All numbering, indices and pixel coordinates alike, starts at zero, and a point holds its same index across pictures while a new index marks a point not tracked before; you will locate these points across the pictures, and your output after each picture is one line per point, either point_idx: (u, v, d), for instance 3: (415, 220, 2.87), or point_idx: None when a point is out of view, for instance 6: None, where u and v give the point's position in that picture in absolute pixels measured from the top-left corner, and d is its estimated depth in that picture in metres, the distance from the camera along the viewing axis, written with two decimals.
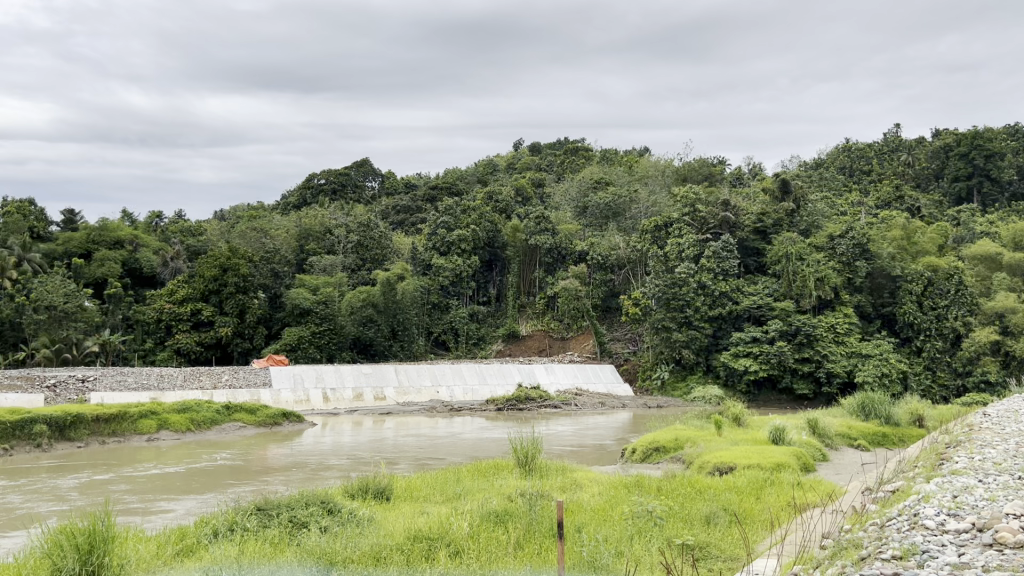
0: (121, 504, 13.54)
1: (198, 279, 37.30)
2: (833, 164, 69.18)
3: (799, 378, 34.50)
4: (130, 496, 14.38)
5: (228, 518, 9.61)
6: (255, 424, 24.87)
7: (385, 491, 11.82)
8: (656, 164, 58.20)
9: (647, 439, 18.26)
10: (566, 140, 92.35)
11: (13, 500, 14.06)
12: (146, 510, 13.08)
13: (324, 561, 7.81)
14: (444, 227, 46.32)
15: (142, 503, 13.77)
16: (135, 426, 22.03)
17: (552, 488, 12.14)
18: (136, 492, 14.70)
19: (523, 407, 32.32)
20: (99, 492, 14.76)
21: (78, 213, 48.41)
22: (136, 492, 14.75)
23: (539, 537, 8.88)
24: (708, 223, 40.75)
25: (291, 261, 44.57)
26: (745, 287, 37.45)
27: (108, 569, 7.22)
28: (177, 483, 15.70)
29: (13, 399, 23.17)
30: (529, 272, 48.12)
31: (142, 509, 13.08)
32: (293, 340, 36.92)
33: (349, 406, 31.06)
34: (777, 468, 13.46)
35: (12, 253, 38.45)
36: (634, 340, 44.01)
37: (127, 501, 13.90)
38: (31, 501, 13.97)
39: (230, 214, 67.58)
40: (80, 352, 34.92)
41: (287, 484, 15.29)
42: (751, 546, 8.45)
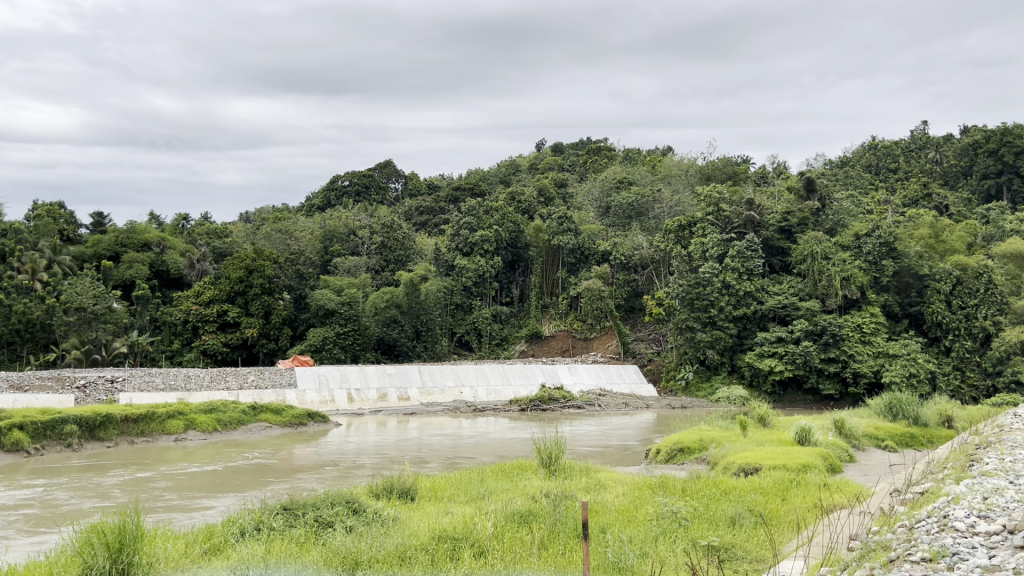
0: (160, 501, 13.74)
1: (224, 281, 37.65)
2: (859, 163, 68.41)
3: (826, 378, 34.12)
4: (168, 493, 14.61)
5: (255, 518, 9.69)
6: (281, 424, 25.07)
7: (410, 492, 11.90)
8: (680, 163, 57.90)
9: (672, 439, 18.22)
10: (588, 140, 92.30)
11: (57, 496, 14.34)
12: (186, 506, 13.29)
13: (349, 562, 7.85)
14: (467, 228, 46.38)
15: (180, 500, 13.97)
16: (164, 426, 22.28)
17: (576, 488, 12.18)
18: (172, 489, 14.93)
19: (547, 408, 32.32)
20: (137, 489, 15.01)
21: (106, 216, 49.03)
22: (173, 489, 14.97)
23: (564, 537, 8.89)
24: (733, 221, 40.10)
25: (316, 262, 45.00)
26: (770, 287, 37.07)
27: (137, 567, 7.36)
28: (212, 481, 15.92)
29: (44, 400, 23.58)
30: (552, 273, 48.00)
31: (182, 506, 13.28)
32: (318, 340, 37.22)
33: (374, 407, 31.24)
34: (804, 468, 13.41)
35: (43, 256, 39.03)
36: (658, 340, 43.65)
37: (164, 498, 14.12)
38: (75, 497, 14.25)
39: (255, 215, 68.31)
40: (110, 353, 35.45)
41: (320, 482, 15.38)
42: (777, 546, 8.43)
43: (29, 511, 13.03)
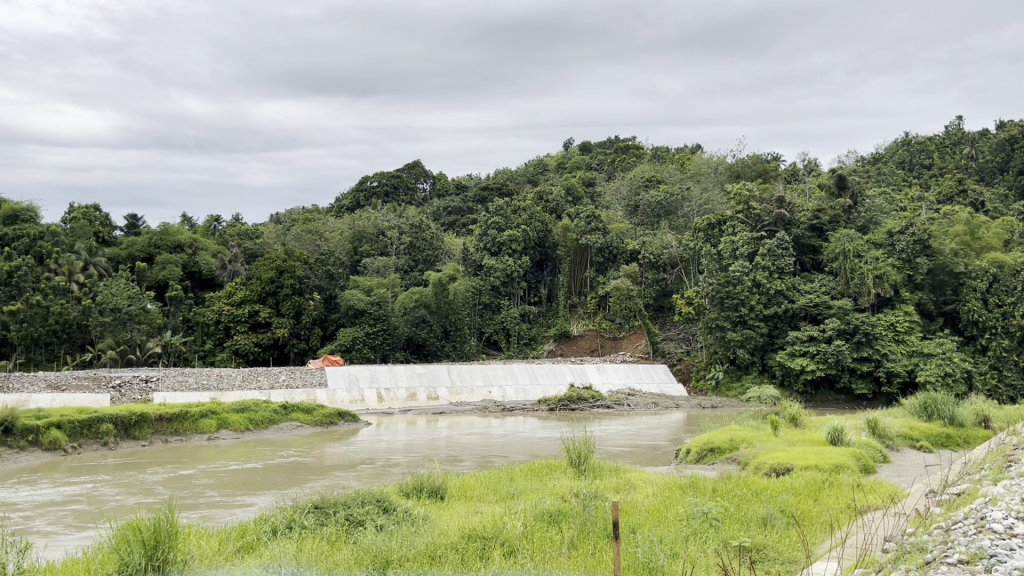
0: (201, 498, 13.97)
1: (256, 281, 38.13)
2: (892, 160, 67.40)
3: (858, 378, 33.72)
4: (210, 490, 14.84)
5: (287, 516, 9.80)
6: (311, 424, 25.24)
7: (439, 490, 11.95)
8: (709, 161, 57.57)
9: (702, 439, 18.08)
10: (616, 139, 92.03)
11: (102, 492, 14.65)
12: (229, 503, 13.53)
13: (380, 560, 7.88)
14: (495, 227, 46.38)
15: (221, 496, 14.18)
16: (196, 426, 22.53)
17: (606, 488, 12.13)
18: (214, 486, 15.14)
19: (575, 408, 32.23)
20: (179, 485, 15.27)
21: (140, 218, 49.75)
22: (215, 486, 15.21)
23: (593, 537, 8.86)
24: (763, 220, 40.07)
25: (346, 263, 45.40)
26: (801, 285, 36.69)
27: (172, 563, 7.45)
28: (250, 478, 16.15)
29: (80, 399, 23.96)
30: (580, 273, 47.88)
31: (225, 503, 13.52)
32: (347, 340, 37.47)
33: (403, 406, 31.34)
34: (837, 469, 13.26)
35: (80, 258, 39.77)
36: (687, 340, 43.32)
37: (205, 495, 14.34)
38: (119, 493, 14.54)
39: (286, 216, 68.95)
40: (144, 353, 36.04)
41: (358, 480, 15.51)
42: (810, 548, 8.34)
43: (77, 507, 13.31)
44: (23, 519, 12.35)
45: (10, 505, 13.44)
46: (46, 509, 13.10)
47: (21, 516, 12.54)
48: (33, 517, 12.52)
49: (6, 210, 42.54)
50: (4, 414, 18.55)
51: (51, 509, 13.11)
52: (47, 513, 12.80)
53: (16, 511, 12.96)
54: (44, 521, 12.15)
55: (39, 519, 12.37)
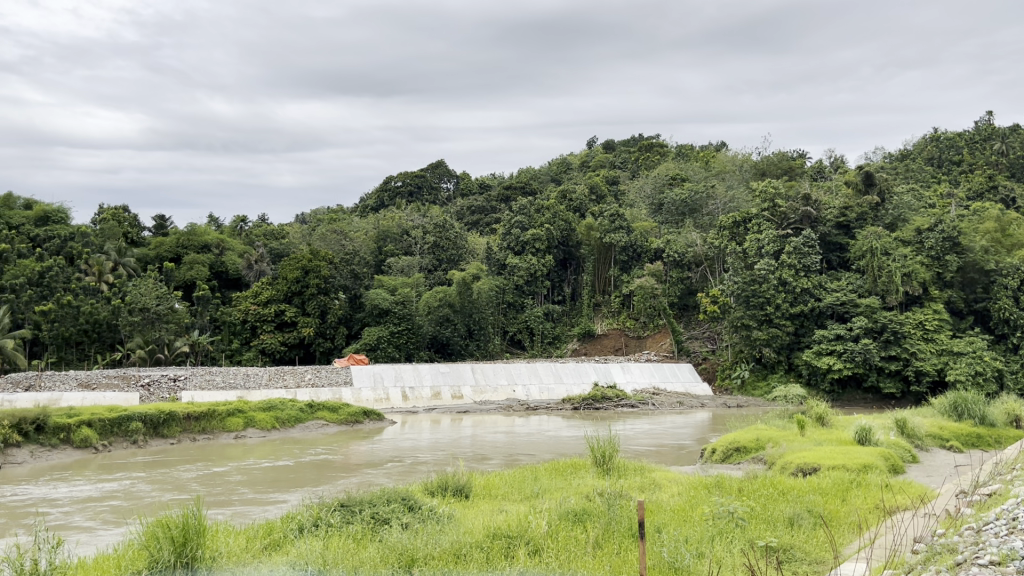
0: (233, 495, 14.12)
1: (282, 281, 38.42)
2: (920, 156, 66.55)
3: (887, 377, 33.34)
4: (243, 487, 14.99)
5: (313, 514, 9.87)
6: (337, 423, 25.40)
7: (464, 489, 11.98)
8: (734, 158, 57.23)
9: (728, 438, 17.95)
10: (640, 138, 91.73)
11: (138, 488, 14.87)
12: (261, 500, 13.70)
13: (406, 559, 7.92)
14: (519, 227, 46.46)
15: (254, 493, 14.35)
16: (223, 424, 22.76)
17: (630, 488, 12.05)
18: (247, 484, 15.32)
19: (599, 407, 32.12)
20: (213, 482, 15.47)
21: (168, 218, 50.30)
22: (247, 482, 15.39)
23: (618, 537, 8.82)
24: (789, 218, 39.86)
25: (370, 262, 45.68)
26: (828, 283, 36.37)
27: (200, 560, 7.52)
28: (281, 475, 16.31)
29: (111, 398, 24.31)
30: (604, 271, 47.76)
31: (258, 500, 13.70)
32: (372, 340, 37.69)
33: (428, 405, 31.43)
34: (865, 468, 13.14)
35: (110, 258, 40.30)
36: (712, 339, 43.02)
37: (238, 492, 14.51)
38: (154, 489, 14.74)
39: (312, 217, 69.43)
40: (172, 352, 36.53)
41: (387, 478, 15.62)
42: (838, 548, 8.27)
43: (114, 502, 13.53)
44: (62, 514, 12.58)
45: (51, 501, 13.71)
46: (86, 505, 13.35)
47: (61, 512, 12.80)
48: (73, 512, 12.79)
49: (38, 211, 43.22)
50: (37, 412, 18.82)
51: (90, 505, 13.34)
52: (85, 509, 13.05)
53: (58, 507, 13.22)
54: (83, 517, 12.37)
55: (78, 514, 12.62)
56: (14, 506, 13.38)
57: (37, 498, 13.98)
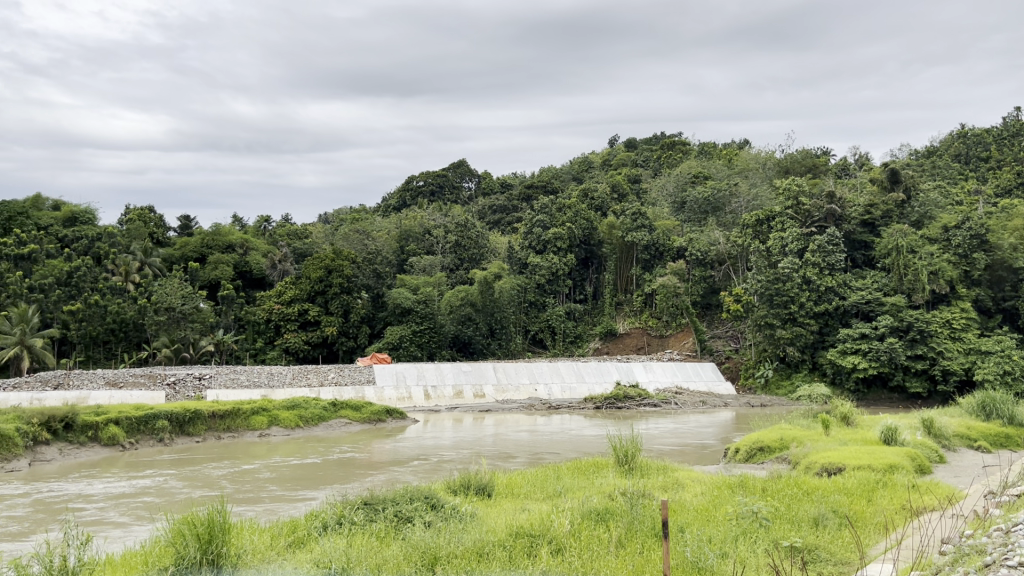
0: (262, 492, 14.27)
1: (305, 280, 38.70)
2: (946, 153, 65.70)
3: (913, 376, 32.98)
4: (271, 484, 15.14)
5: (337, 512, 9.94)
6: (360, 421, 25.55)
7: (486, 488, 12.03)
8: (757, 156, 56.82)
9: (751, 438, 17.83)
10: (663, 135, 91.30)
11: (169, 484, 15.05)
12: (290, 496, 13.83)
13: (429, 557, 7.94)
14: (540, 226, 46.55)
15: (282, 490, 14.49)
16: (248, 422, 22.94)
17: (653, 488, 11.99)
18: (275, 480, 15.47)
19: (621, 406, 32.05)
20: (242, 479, 15.62)
21: (193, 219, 50.78)
22: (275, 480, 15.53)
23: (641, 536, 8.78)
24: (813, 215, 39.50)
25: (392, 262, 45.93)
26: (852, 282, 36.07)
27: (226, 558, 7.59)
28: (308, 472, 16.45)
29: (137, 396, 24.61)
30: (626, 270, 47.54)
31: (287, 497, 13.83)
32: (394, 339, 37.87)
33: (450, 403, 31.52)
34: (890, 469, 12.99)
35: (136, 258, 40.71)
36: (735, 337, 42.73)
37: (266, 489, 14.65)
38: (186, 486, 14.91)
39: (335, 216, 69.80)
40: (197, 351, 36.91)
41: (413, 476, 15.68)
42: (863, 550, 8.18)
43: (147, 498, 13.70)
44: (97, 510, 12.78)
45: (86, 497, 13.93)
46: (120, 501, 13.53)
47: (96, 508, 12.97)
48: (108, 508, 12.97)
49: (65, 212, 43.95)
50: (65, 410, 19.11)
51: (123, 501, 13.53)
52: (120, 505, 13.22)
53: (93, 502, 13.43)
54: (116, 513, 12.55)
55: (113, 510, 12.79)
56: (51, 501, 13.61)
57: (73, 494, 14.20)
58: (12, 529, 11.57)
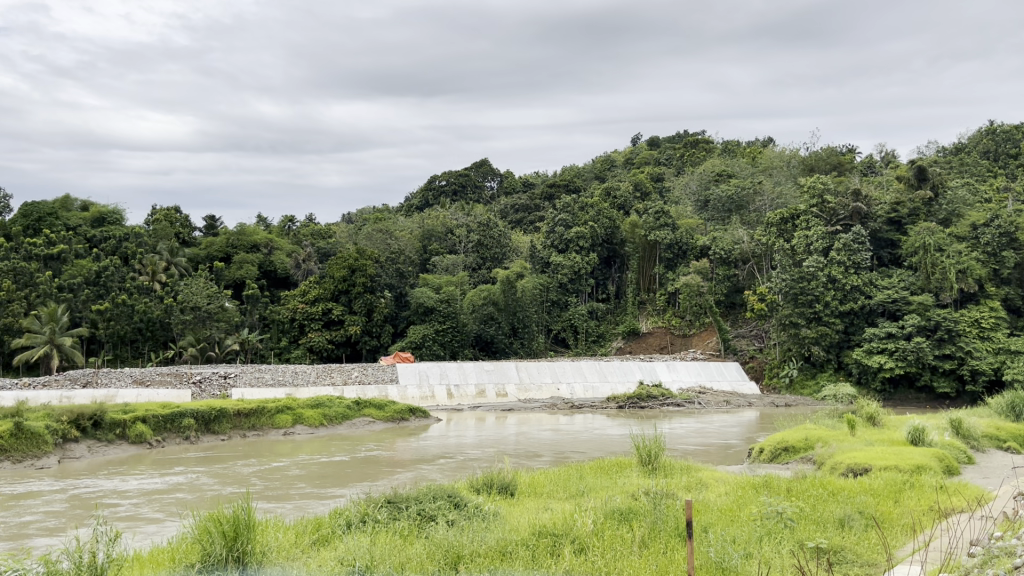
0: (291, 489, 14.35)
1: (329, 280, 38.97)
2: (975, 149, 64.78)
3: (941, 375, 32.59)
4: (300, 481, 15.23)
5: (361, 510, 9.97)
6: (383, 420, 25.66)
7: (509, 487, 12.05)
8: (781, 154, 56.37)
9: (775, 438, 17.70)
10: (686, 133, 90.84)
11: (202, 481, 15.21)
12: (319, 494, 13.94)
13: (453, 555, 7.97)
14: (563, 224, 46.64)
15: (311, 488, 14.59)
16: (272, 421, 23.10)
17: (676, 488, 11.95)
18: (303, 477, 15.57)
19: (644, 406, 31.96)
20: (271, 476, 15.74)
21: (218, 219, 51.25)
22: (303, 477, 15.64)
23: (664, 536, 8.75)
24: (839, 213, 39.11)
25: (415, 261, 46.21)
26: (878, 281, 35.73)
27: (251, 555, 7.65)
28: (337, 470, 16.53)
29: (164, 395, 24.88)
30: (650, 269, 46.89)
31: (316, 494, 13.91)
32: (417, 338, 38.00)
33: (472, 402, 31.56)
34: (918, 470, 12.82)
35: (162, 258, 41.07)
36: (760, 336, 42.37)
37: (296, 486, 14.77)
38: (217, 483, 15.06)
39: (358, 216, 70.11)
40: (223, 350, 37.23)
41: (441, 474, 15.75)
42: (890, 551, 8.09)
43: (180, 495, 13.84)
44: (132, 506, 12.92)
45: (121, 493, 14.10)
46: (154, 497, 13.68)
47: (130, 504, 13.12)
48: (142, 504, 13.13)
49: (93, 213, 44.63)
50: (94, 408, 19.34)
51: (157, 497, 13.68)
52: (153, 501, 13.36)
53: (127, 499, 13.58)
54: (149, 509, 12.69)
55: (146, 506, 12.92)
56: (87, 497, 13.82)
57: (108, 490, 14.40)
58: (49, 525, 11.72)
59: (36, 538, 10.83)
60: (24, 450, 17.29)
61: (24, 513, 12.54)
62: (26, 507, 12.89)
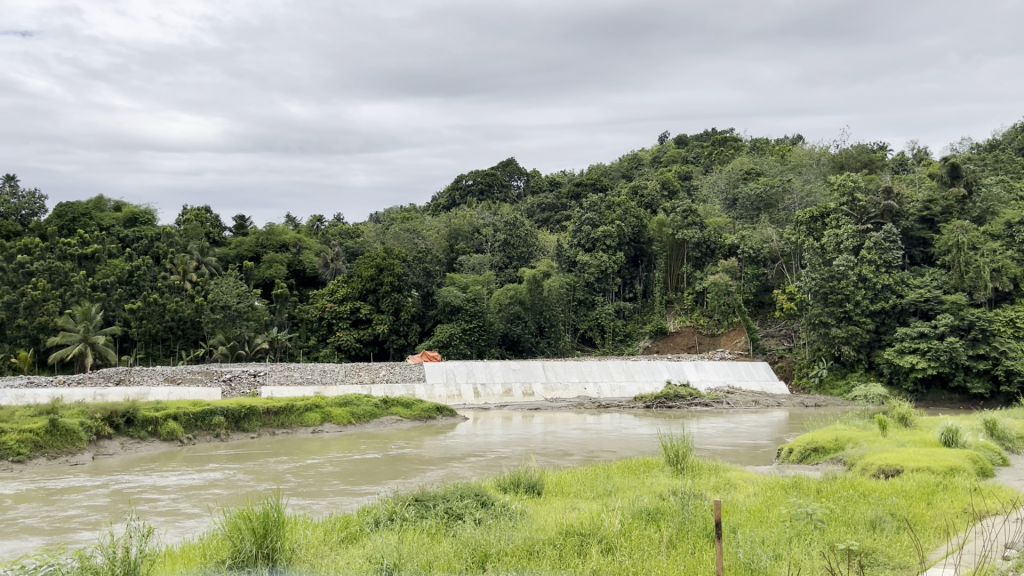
0: (324, 486, 14.48)
1: (357, 279, 39.22)
2: (1010, 146, 63.64)
3: (974, 376, 32.11)
4: (333, 478, 15.37)
5: (389, 508, 10.03)
6: (411, 418, 25.80)
7: (536, 486, 12.05)
8: (811, 152, 55.81)
9: (806, 438, 17.55)
10: (715, 131, 90.11)
11: (238, 477, 15.40)
12: (353, 491, 14.04)
13: (480, 554, 8.00)
14: (589, 223, 46.52)
15: (344, 485, 14.69)
16: (301, 419, 23.31)
17: (705, 488, 11.90)
18: (336, 474, 15.71)
19: (672, 405, 31.82)
20: (304, 473, 15.90)
21: (248, 219, 51.77)
22: (336, 474, 15.78)
23: (693, 537, 8.71)
24: (869, 212, 38.66)
25: (442, 261, 46.32)
26: (910, 279, 35.24)
27: (281, 552, 7.71)
28: (370, 468, 16.61)
29: (196, 392, 25.22)
30: (676, 268, 46.97)
31: (349, 490, 14.04)
32: (444, 337, 38.17)
33: (499, 402, 31.58)
34: (951, 472, 12.61)
35: (193, 258, 41.54)
36: (789, 336, 41.93)
37: (329, 482, 14.89)
38: (252, 479, 15.23)
39: (386, 215, 70.49)
40: (252, 348, 37.62)
41: (473, 471, 15.86)
42: (923, 554, 7.99)
43: (217, 491, 14.03)
44: (171, 501, 13.13)
45: (160, 488, 14.35)
46: (191, 492, 13.88)
47: (169, 499, 13.35)
48: (180, 499, 13.33)
49: (126, 213, 45.34)
50: (127, 405, 19.65)
51: (195, 493, 13.89)
52: (191, 496, 13.56)
53: (166, 494, 13.81)
54: (188, 504, 12.89)
55: (184, 501, 13.12)
56: (127, 492, 14.07)
57: (147, 485, 14.65)
58: (91, 518, 11.95)
59: (78, 532, 11.05)
60: (60, 447, 17.60)
61: (68, 507, 12.79)
62: (70, 502, 13.17)
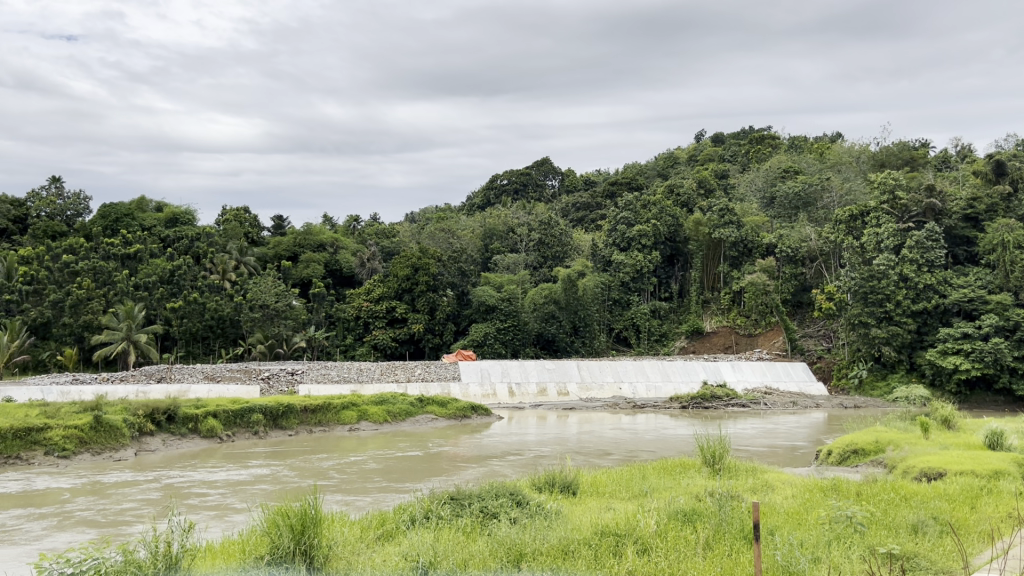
0: (368, 482, 14.60)
1: (393, 278, 39.53)
2: None
3: (1020, 378, 31.44)
4: (375, 475, 15.48)
5: (424, 506, 10.08)
6: (446, 416, 25.94)
7: (572, 485, 12.05)
8: (850, 150, 54.93)
9: (844, 440, 17.33)
10: (751, 130, 89.05)
11: (283, 473, 15.58)
12: (395, 488, 14.17)
13: (515, 553, 8.02)
14: (625, 223, 46.30)
15: (386, 481, 14.81)
16: (338, 417, 23.52)
17: (742, 488, 11.84)
18: (377, 471, 15.83)
19: (708, 406, 31.57)
20: (346, 469, 16.07)
21: (286, 219, 52.34)
22: (376, 471, 15.91)
23: (729, 538, 8.65)
24: (911, 210, 37.91)
25: (477, 260, 46.47)
26: (954, 279, 34.56)
27: (317, 550, 7.77)
28: (409, 466, 16.72)
29: (234, 391, 25.60)
30: (713, 267, 46.52)
31: (391, 487, 14.18)
32: (479, 336, 38.35)
33: (534, 401, 31.57)
34: (995, 476, 12.32)
35: (232, 257, 42.11)
36: (828, 336, 41.37)
37: (371, 479, 15.00)
38: (297, 475, 15.40)
39: (421, 215, 70.80)
40: (291, 347, 38.08)
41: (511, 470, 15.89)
42: (966, 558, 7.85)
43: (262, 486, 14.23)
44: (220, 496, 13.36)
45: (208, 483, 14.60)
46: (238, 487, 14.10)
47: (217, 493, 13.59)
48: (228, 494, 13.54)
49: (167, 214, 46.13)
50: (169, 403, 20.02)
51: (242, 488, 14.12)
52: (238, 491, 13.80)
53: (214, 488, 14.05)
54: (236, 499, 13.09)
55: (233, 496, 13.32)
56: (177, 486, 14.37)
57: (195, 480, 14.91)
58: (144, 512, 12.18)
59: (129, 526, 11.26)
60: (103, 442, 17.96)
61: (121, 500, 13.07)
62: (124, 495, 13.44)
